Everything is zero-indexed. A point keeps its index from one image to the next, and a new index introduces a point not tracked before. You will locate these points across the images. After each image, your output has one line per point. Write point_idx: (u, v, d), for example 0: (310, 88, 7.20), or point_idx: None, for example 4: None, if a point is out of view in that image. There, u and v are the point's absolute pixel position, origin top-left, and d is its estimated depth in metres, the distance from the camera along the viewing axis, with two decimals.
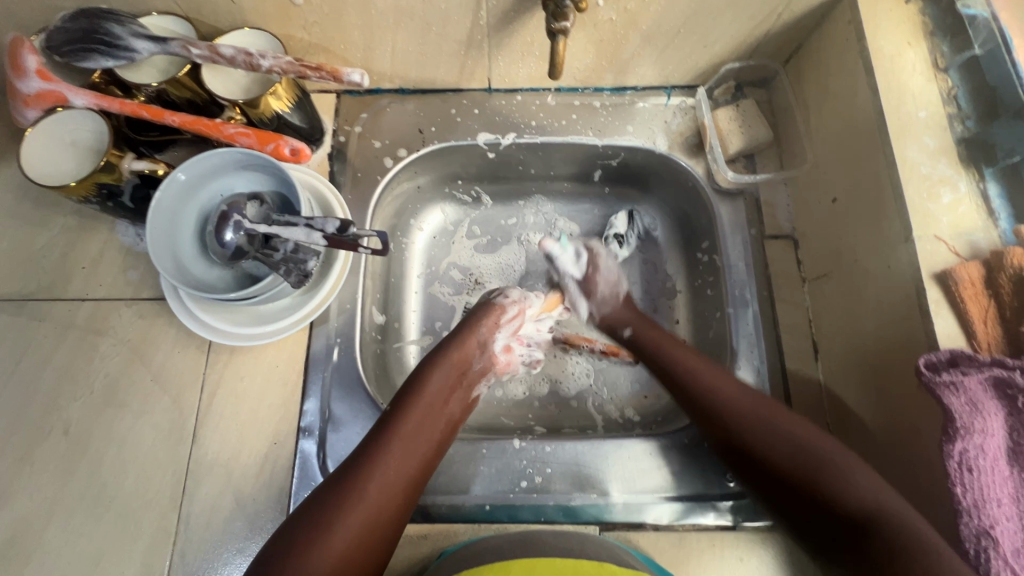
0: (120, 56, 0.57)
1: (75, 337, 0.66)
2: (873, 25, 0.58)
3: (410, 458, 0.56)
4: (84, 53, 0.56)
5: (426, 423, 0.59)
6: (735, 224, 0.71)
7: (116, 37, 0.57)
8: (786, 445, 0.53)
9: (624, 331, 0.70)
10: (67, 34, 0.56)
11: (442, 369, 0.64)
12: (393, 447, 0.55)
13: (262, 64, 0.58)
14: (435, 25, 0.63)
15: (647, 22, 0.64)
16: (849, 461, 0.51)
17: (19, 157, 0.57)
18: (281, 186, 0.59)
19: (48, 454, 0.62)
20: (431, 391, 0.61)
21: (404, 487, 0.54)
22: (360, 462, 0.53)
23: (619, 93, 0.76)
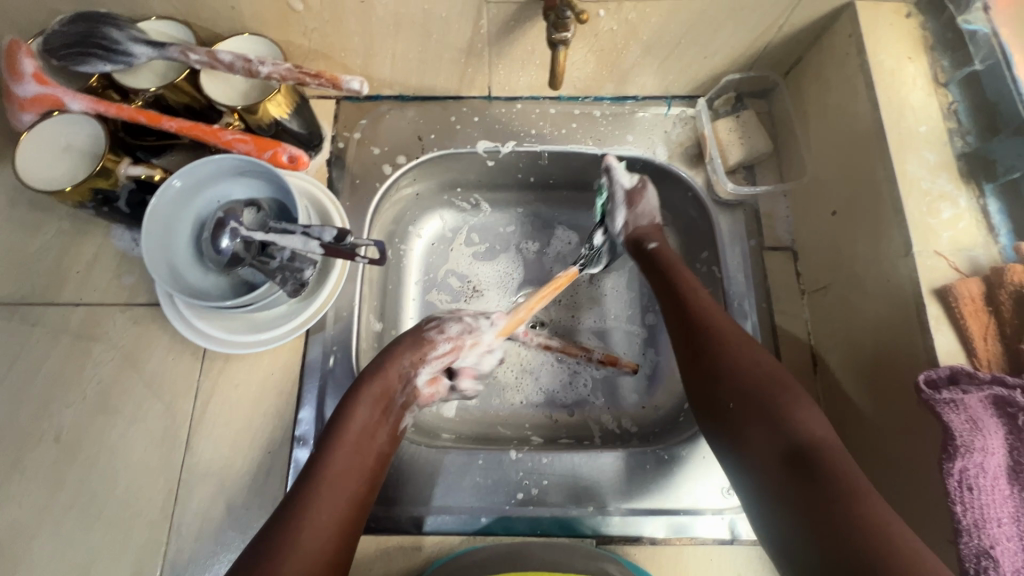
0: (118, 61, 0.56)
1: (68, 343, 0.65)
2: (874, 38, 0.58)
3: (343, 502, 0.51)
4: (82, 56, 0.56)
5: (354, 462, 0.54)
6: (734, 235, 0.70)
7: (114, 42, 0.56)
8: (754, 367, 0.54)
9: (649, 244, 0.70)
10: (65, 38, 0.56)
11: (366, 403, 0.58)
12: (319, 497, 0.50)
13: (261, 71, 0.57)
14: (436, 34, 0.63)
15: (648, 32, 0.64)
16: (800, 398, 0.51)
17: (13, 161, 0.56)
18: (278, 193, 0.59)
19: (37, 461, 0.61)
20: (353, 430, 0.56)
21: (343, 528, 0.50)
22: (290, 515, 0.48)
23: (619, 102, 0.76)
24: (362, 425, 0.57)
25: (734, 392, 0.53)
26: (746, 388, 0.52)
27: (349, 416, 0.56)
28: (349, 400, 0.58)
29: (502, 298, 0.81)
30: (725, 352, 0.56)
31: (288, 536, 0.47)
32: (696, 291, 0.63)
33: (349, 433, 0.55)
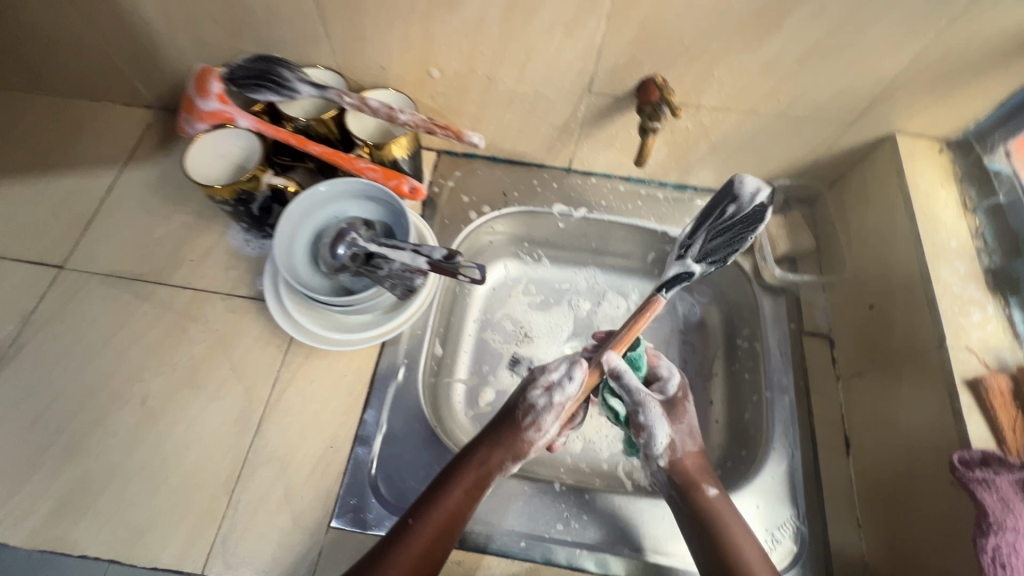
0: (283, 93, 0.68)
1: (170, 320, 0.72)
2: (911, 165, 0.68)
3: (432, 539, 0.57)
4: (258, 87, 0.69)
5: (454, 510, 0.59)
6: (777, 317, 0.77)
7: (284, 79, 0.68)
8: (757, 552, 0.58)
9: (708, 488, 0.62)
10: (248, 72, 0.68)
11: (466, 478, 0.61)
12: (419, 535, 0.57)
13: (400, 117, 0.69)
14: (540, 111, 0.76)
15: (717, 134, 0.75)
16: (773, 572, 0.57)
17: (182, 159, 0.70)
18: (392, 216, 0.68)
19: (123, 420, 0.66)
20: (470, 481, 0.61)
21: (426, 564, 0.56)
22: (393, 546, 0.56)
23: (680, 190, 0.87)
24: (478, 482, 0.62)
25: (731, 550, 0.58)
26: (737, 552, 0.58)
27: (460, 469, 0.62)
28: (467, 452, 0.64)
29: (551, 346, 0.88)
30: (733, 524, 0.60)
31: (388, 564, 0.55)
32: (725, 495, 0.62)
33: (463, 489, 0.61)
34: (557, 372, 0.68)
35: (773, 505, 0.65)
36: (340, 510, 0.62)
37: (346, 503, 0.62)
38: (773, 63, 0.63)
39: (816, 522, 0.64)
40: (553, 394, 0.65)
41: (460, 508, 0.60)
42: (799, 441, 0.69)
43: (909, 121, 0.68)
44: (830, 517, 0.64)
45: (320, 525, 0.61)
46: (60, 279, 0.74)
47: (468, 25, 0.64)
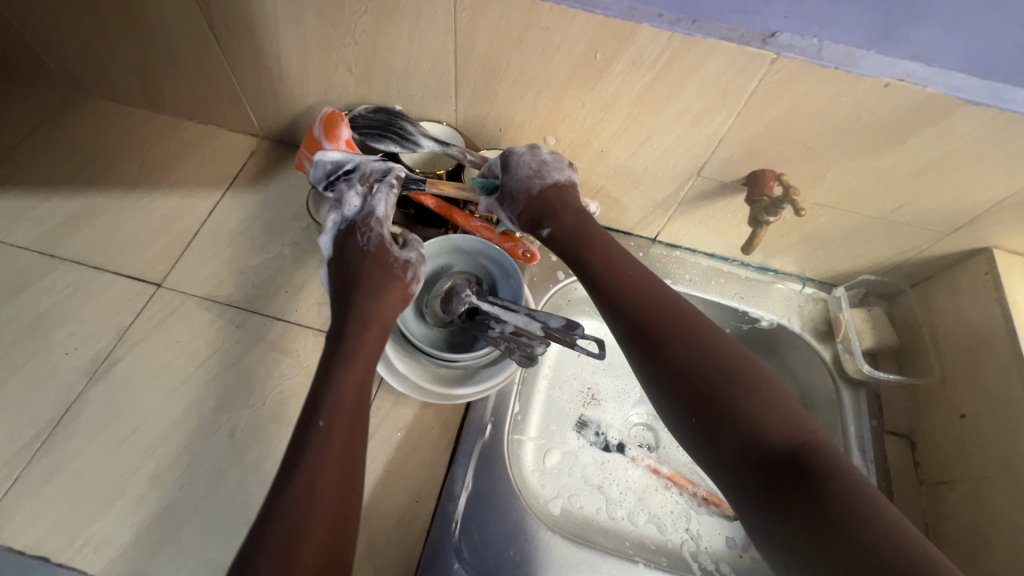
0: (406, 146, 0.72)
1: (263, 350, 0.73)
2: (1009, 280, 0.70)
3: (337, 485, 0.47)
4: (379, 138, 0.72)
5: (350, 430, 0.50)
6: (857, 411, 0.78)
7: (408, 132, 0.72)
8: (729, 345, 0.52)
9: (543, 230, 0.64)
10: (370, 123, 0.73)
11: (359, 326, 0.58)
12: (323, 473, 0.47)
13: None
14: (643, 186, 0.78)
15: (812, 227, 0.78)
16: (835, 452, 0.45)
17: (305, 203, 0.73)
18: (500, 274, 0.70)
19: (210, 450, 0.65)
20: (360, 355, 0.55)
21: (343, 503, 0.47)
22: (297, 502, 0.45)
23: (761, 271, 0.89)
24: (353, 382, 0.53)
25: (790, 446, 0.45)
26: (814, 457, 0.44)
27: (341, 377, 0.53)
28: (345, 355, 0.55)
29: (617, 411, 0.89)
30: (697, 331, 0.53)
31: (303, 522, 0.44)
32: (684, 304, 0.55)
33: (343, 396, 0.52)
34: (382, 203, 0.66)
35: None
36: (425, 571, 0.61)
37: (432, 564, 0.61)
38: (887, 172, 0.66)
39: None
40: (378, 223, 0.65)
41: (350, 429, 0.50)
42: None
43: (1007, 237, 0.70)
44: None
45: None
46: (158, 297, 0.76)
47: (599, 104, 0.67)
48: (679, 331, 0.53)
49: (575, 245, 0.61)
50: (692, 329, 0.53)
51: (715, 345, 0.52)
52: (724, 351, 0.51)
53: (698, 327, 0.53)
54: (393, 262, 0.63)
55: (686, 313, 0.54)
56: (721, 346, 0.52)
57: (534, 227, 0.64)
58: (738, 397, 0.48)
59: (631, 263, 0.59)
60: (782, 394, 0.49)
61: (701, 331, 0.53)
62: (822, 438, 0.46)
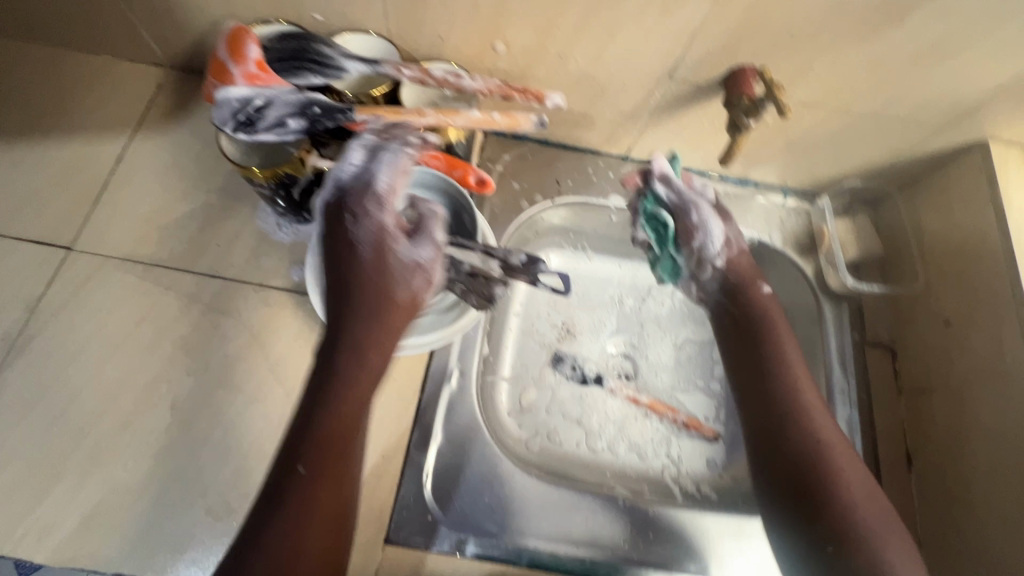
0: (329, 75, 0.61)
1: (199, 312, 0.66)
2: (1005, 175, 0.65)
3: (333, 511, 0.46)
4: (296, 69, 0.61)
5: (336, 440, 0.48)
6: (839, 326, 0.75)
7: (327, 57, 0.61)
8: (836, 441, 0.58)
9: (763, 288, 0.69)
10: (281, 52, 0.61)
11: (377, 324, 0.52)
12: (320, 494, 0.45)
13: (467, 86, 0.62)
14: (610, 94, 0.69)
15: (796, 130, 0.70)
16: (879, 509, 0.55)
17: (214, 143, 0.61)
18: (453, 208, 0.64)
19: (152, 423, 0.60)
20: (365, 350, 0.51)
21: (337, 523, 0.46)
22: (288, 503, 0.45)
23: (741, 184, 0.82)
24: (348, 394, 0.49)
25: (822, 501, 0.55)
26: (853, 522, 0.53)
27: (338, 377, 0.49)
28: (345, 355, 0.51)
29: (595, 343, 0.85)
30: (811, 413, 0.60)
31: (297, 531, 0.44)
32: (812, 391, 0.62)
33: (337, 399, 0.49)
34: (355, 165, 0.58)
35: None
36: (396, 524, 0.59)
37: (403, 517, 0.59)
38: (881, 59, 0.58)
39: None
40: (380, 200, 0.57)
41: (338, 468, 0.47)
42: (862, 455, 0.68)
43: (1006, 128, 0.64)
44: None
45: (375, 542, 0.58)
46: (70, 262, 0.67)
47: None
48: (821, 446, 0.58)
49: (762, 318, 0.67)
50: (829, 441, 0.58)
51: (808, 417, 0.59)
52: (840, 451, 0.57)
53: (800, 403, 0.61)
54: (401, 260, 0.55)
55: (803, 398, 0.61)
56: (848, 461, 0.57)
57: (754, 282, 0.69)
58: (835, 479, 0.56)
59: (781, 318, 0.67)
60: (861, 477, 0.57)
61: (809, 411, 0.60)
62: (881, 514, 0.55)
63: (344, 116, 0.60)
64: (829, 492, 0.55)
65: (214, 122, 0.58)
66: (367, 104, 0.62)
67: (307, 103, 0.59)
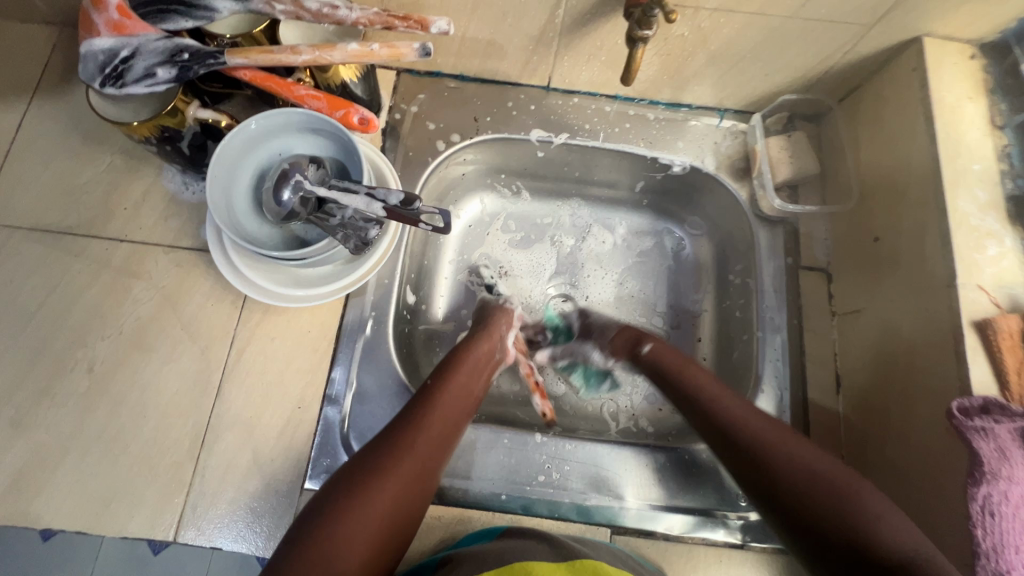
0: (198, 16, 0.57)
1: (110, 277, 0.66)
2: (938, 75, 0.59)
3: (404, 498, 0.51)
4: (164, 13, 0.57)
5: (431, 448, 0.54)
6: (772, 251, 0.72)
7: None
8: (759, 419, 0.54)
9: (643, 347, 0.67)
10: None
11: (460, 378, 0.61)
12: (391, 482, 0.50)
13: (346, 15, 0.57)
14: (511, 18, 0.64)
15: (718, 42, 0.65)
16: (863, 483, 0.48)
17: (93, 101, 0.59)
18: (342, 152, 0.59)
19: (70, 388, 0.61)
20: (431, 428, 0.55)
21: (402, 513, 0.50)
22: (349, 489, 0.49)
23: (673, 109, 0.77)
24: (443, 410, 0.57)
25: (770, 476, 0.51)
26: (831, 504, 0.47)
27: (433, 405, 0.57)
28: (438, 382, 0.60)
29: (534, 286, 0.82)
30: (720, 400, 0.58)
31: (340, 515, 0.47)
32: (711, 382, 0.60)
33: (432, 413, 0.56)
34: (304, 171, 0.58)
35: None
36: (314, 472, 0.60)
37: (320, 464, 0.61)
38: None
39: None
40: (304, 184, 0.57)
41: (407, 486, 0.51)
42: (787, 381, 0.66)
43: (942, 21, 0.58)
44: None
45: (294, 489, 0.60)
46: None
47: None
48: (768, 444, 0.52)
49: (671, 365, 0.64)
50: (757, 427, 0.54)
51: (718, 397, 0.58)
52: (789, 450, 0.51)
53: (725, 401, 0.57)
54: (502, 330, 0.69)
55: (716, 401, 0.58)
56: (791, 444, 0.52)
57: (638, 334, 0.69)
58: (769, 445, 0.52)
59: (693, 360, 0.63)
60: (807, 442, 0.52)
61: (740, 417, 0.55)
62: (854, 484, 0.48)
63: (217, 61, 0.56)
64: (783, 471, 0.50)
65: (83, 79, 0.55)
66: (244, 46, 0.58)
67: (174, 50, 0.56)
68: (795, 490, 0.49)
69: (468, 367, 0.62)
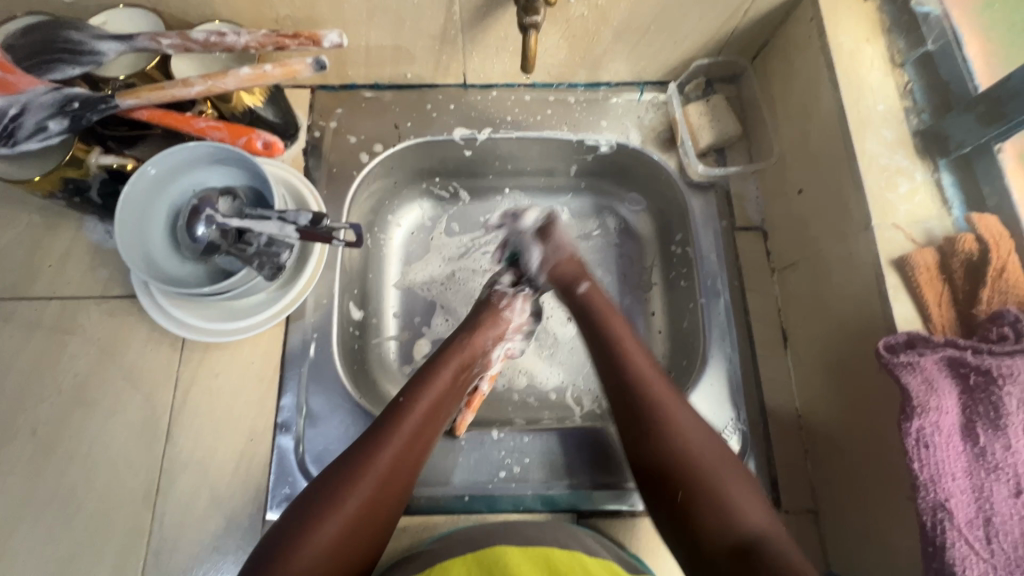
0: (85, 62, 0.56)
1: (41, 338, 0.64)
2: (834, 22, 0.60)
3: (376, 508, 0.51)
4: (50, 64, 0.55)
5: (403, 460, 0.53)
6: (707, 217, 0.72)
7: (78, 42, 0.56)
8: (694, 438, 0.52)
9: (578, 287, 0.66)
10: (28, 48, 0.56)
11: (445, 377, 0.61)
12: (370, 472, 0.51)
13: (237, 41, 0.56)
14: (409, 20, 0.63)
15: (619, 18, 0.64)
16: (739, 480, 0.50)
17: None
18: (253, 178, 0.59)
19: (14, 457, 0.60)
20: (404, 429, 0.55)
21: (372, 521, 0.50)
22: (320, 503, 0.49)
23: (592, 89, 0.77)
24: (418, 419, 0.56)
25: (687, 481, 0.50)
26: (693, 474, 0.50)
27: (407, 417, 0.56)
28: (412, 395, 0.58)
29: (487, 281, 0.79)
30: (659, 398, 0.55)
31: (318, 511, 0.48)
32: (648, 368, 0.58)
33: (405, 424, 0.55)
34: (217, 203, 0.58)
35: (713, 411, 0.64)
36: (274, 501, 0.60)
37: (279, 493, 0.61)
38: None
39: (755, 419, 0.64)
40: (212, 216, 0.57)
41: (382, 484, 0.51)
42: (735, 341, 0.67)
43: None
44: (768, 412, 0.64)
45: (256, 520, 0.60)
46: None
47: None
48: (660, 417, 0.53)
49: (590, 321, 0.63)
50: (662, 398, 0.55)
51: (649, 387, 0.56)
52: (677, 416, 0.53)
53: (641, 375, 0.57)
54: (488, 342, 0.66)
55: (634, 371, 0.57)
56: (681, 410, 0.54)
57: (569, 283, 0.67)
58: (679, 435, 0.52)
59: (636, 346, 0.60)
60: (750, 486, 0.50)
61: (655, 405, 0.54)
62: (715, 458, 0.51)
63: (108, 105, 0.55)
64: (679, 454, 0.51)
65: None
66: (138, 85, 0.58)
67: (63, 100, 0.54)
68: (682, 470, 0.50)
69: (448, 379, 0.61)
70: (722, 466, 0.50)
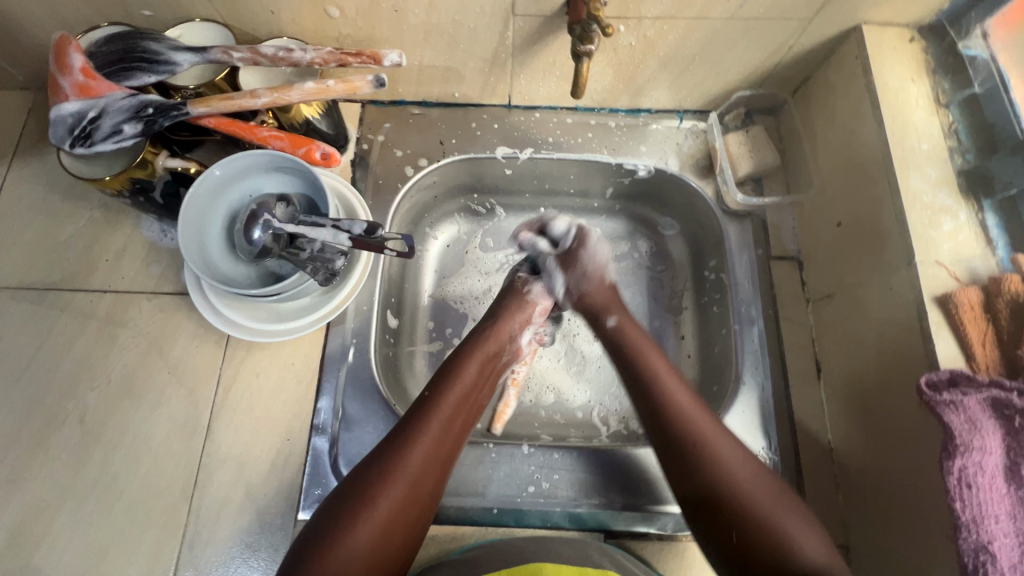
0: (160, 71, 0.59)
1: (94, 329, 0.66)
2: (879, 60, 0.61)
3: (410, 503, 0.51)
4: (127, 71, 0.59)
5: (433, 457, 0.54)
6: (742, 244, 0.73)
7: (155, 52, 0.59)
8: (736, 451, 0.52)
9: (607, 321, 0.66)
10: (110, 55, 0.59)
11: (472, 361, 0.62)
12: (395, 477, 0.51)
13: (303, 57, 0.59)
14: (463, 43, 0.66)
15: (665, 48, 0.66)
16: (788, 507, 0.50)
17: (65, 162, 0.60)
18: (308, 186, 0.61)
19: (62, 442, 0.62)
20: (429, 427, 0.55)
21: (404, 523, 0.51)
22: (349, 506, 0.49)
23: (633, 114, 0.79)
24: (445, 413, 0.57)
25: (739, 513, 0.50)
26: (745, 500, 0.50)
27: (432, 411, 0.56)
28: (439, 390, 0.58)
29: None
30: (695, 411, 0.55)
31: (348, 518, 0.49)
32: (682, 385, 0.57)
33: (432, 420, 0.55)
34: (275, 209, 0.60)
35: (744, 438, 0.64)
36: (306, 501, 0.61)
37: (311, 494, 0.62)
38: None
39: (786, 449, 0.64)
40: (270, 220, 0.59)
41: (411, 483, 0.51)
42: (767, 369, 0.67)
43: (877, 9, 0.60)
44: (800, 443, 0.64)
45: (288, 519, 0.61)
46: None
47: None
48: (709, 436, 0.53)
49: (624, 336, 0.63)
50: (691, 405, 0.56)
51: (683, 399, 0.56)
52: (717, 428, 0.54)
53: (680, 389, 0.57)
54: (514, 329, 0.67)
55: (679, 396, 0.56)
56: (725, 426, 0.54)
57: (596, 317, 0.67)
58: (713, 449, 0.53)
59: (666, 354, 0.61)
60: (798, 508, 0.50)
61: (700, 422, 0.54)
62: (763, 487, 0.51)
63: (180, 112, 0.58)
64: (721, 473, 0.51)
65: (52, 141, 0.57)
66: (208, 95, 0.61)
67: (139, 106, 0.57)
68: (735, 496, 0.50)
69: (473, 371, 0.61)
70: (766, 489, 0.51)
